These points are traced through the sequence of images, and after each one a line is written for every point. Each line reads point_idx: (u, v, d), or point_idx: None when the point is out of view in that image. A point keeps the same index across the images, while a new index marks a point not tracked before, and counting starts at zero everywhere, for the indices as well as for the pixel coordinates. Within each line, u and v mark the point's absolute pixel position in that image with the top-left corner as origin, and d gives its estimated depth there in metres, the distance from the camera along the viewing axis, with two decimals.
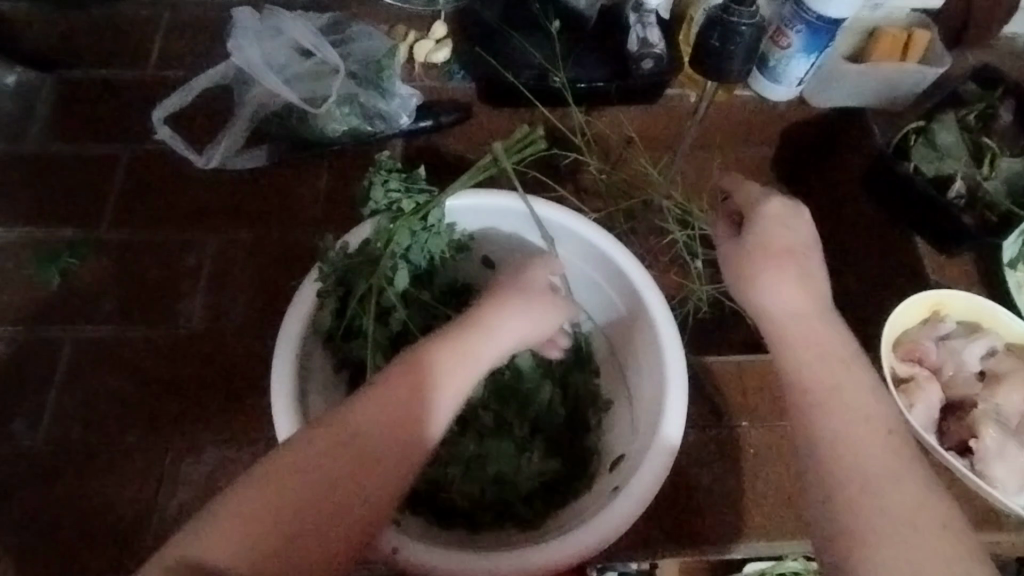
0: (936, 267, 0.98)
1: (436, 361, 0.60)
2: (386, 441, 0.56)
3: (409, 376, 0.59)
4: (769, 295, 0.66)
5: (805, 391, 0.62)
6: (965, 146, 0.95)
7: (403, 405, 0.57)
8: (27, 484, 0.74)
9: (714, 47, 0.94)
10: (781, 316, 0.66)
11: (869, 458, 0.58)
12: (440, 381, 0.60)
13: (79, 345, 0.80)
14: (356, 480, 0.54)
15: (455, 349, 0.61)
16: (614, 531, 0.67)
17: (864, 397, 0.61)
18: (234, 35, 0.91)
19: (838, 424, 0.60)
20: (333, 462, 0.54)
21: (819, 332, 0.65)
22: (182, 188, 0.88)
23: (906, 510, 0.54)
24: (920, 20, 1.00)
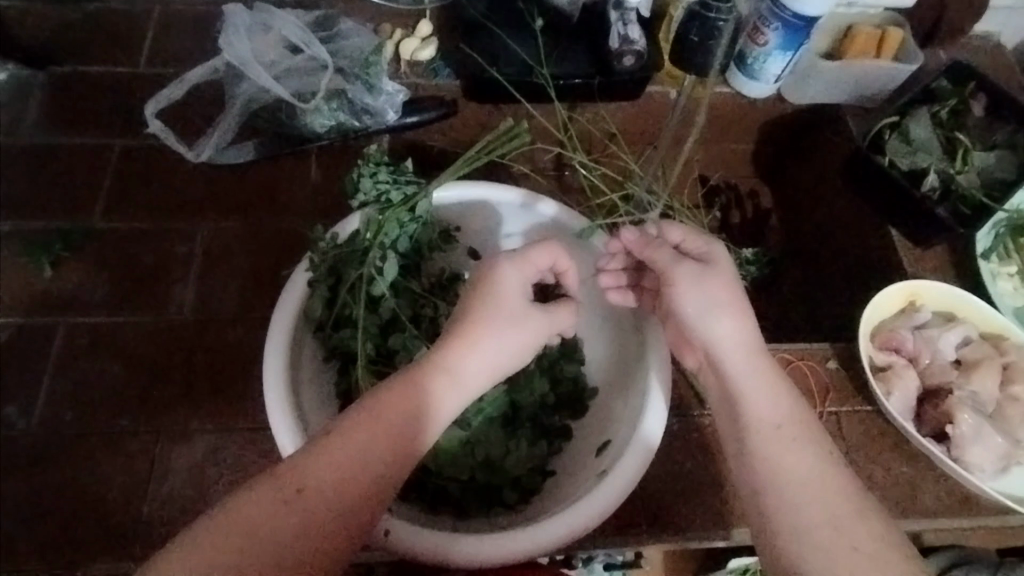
0: (912, 259, 0.97)
1: (410, 401, 0.59)
2: (373, 475, 0.56)
3: (386, 413, 0.58)
4: (710, 335, 0.66)
5: (756, 423, 0.63)
6: (937, 141, 0.98)
7: (389, 440, 0.57)
8: (19, 471, 0.77)
9: (693, 41, 1.00)
10: (729, 354, 0.65)
11: (810, 491, 0.59)
12: (389, 433, 0.58)
13: (75, 336, 0.84)
14: (351, 508, 0.55)
15: (427, 387, 0.61)
16: (601, 514, 0.67)
17: (809, 427, 0.63)
18: (223, 31, 0.94)
19: (781, 460, 0.60)
20: (327, 492, 0.54)
21: (760, 374, 0.64)
22: (176, 182, 0.93)
23: (839, 541, 0.56)
24: (892, 19, 1.06)
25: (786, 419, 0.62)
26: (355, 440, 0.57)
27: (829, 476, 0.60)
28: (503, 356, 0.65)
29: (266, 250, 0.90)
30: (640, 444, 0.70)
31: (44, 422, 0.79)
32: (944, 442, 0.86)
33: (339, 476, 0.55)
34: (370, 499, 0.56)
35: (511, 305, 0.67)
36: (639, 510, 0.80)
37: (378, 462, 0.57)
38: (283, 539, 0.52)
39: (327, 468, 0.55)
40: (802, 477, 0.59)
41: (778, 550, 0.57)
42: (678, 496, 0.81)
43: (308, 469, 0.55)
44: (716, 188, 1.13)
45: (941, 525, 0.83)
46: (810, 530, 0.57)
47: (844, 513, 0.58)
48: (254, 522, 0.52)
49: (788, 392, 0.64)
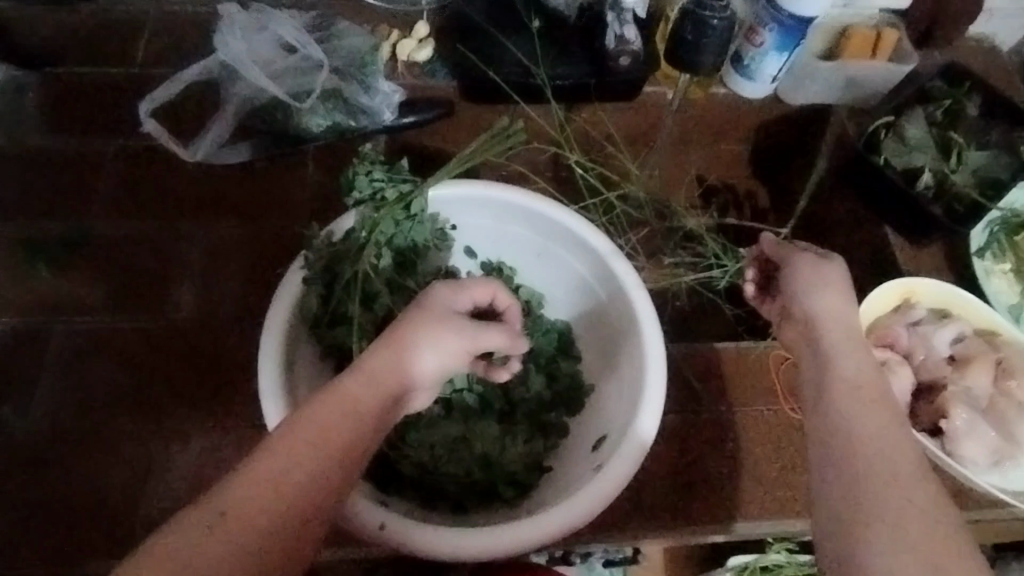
0: (907, 258, 0.98)
1: (332, 413, 0.56)
2: (303, 488, 0.52)
3: (313, 424, 0.55)
4: (809, 305, 0.68)
5: (845, 386, 0.62)
6: (932, 140, 0.98)
7: (319, 451, 0.54)
8: (16, 471, 0.77)
9: (688, 40, 0.93)
10: (823, 327, 0.67)
11: (890, 449, 0.57)
12: (303, 447, 0.54)
13: (72, 336, 0.84)
14: (267, 529, 0.50)
15: (354, 395, 0.57)
16: (597, 507, 0.67)
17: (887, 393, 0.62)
18: (221, 31, 0.95)
19: (863, 421, 0.59)
20: (263, 506, 0.50)
21: (844, 349, 0.65)
22: (173, 182, 0.93)
23: (907, 489, 0.54)
24: (887, 20, 1.07)
25: (866, 387, 0.62)
26: (285, 452, 0.53)
27: (898, 434, 0.58)
28: (434, 369, 0.63)
29: (263, 250, 0.90)
30: (634, 440, 0.70)
31: (40, 423, 0.79)
32: (939, 439, 0.86)
33: (262, 488, 0.51)
34: (297, 514, 0.51)
35: (439, 317, 0.64)
36: (635, 506, 0.80)
37: (305, 474, 0.53)
38: (216, 554, 0.47)
39: (257, 484, 0.51)
40: (872, 431, 0.58)
41: (854, 489, 0.55)
42: (675, 494, 0.81)
43: (240, 487, 0.51)
44: (709, 189, 1.08)
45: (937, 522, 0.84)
46: (883, 479, 0.55)
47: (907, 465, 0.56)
48: (247, 512, 0.50)
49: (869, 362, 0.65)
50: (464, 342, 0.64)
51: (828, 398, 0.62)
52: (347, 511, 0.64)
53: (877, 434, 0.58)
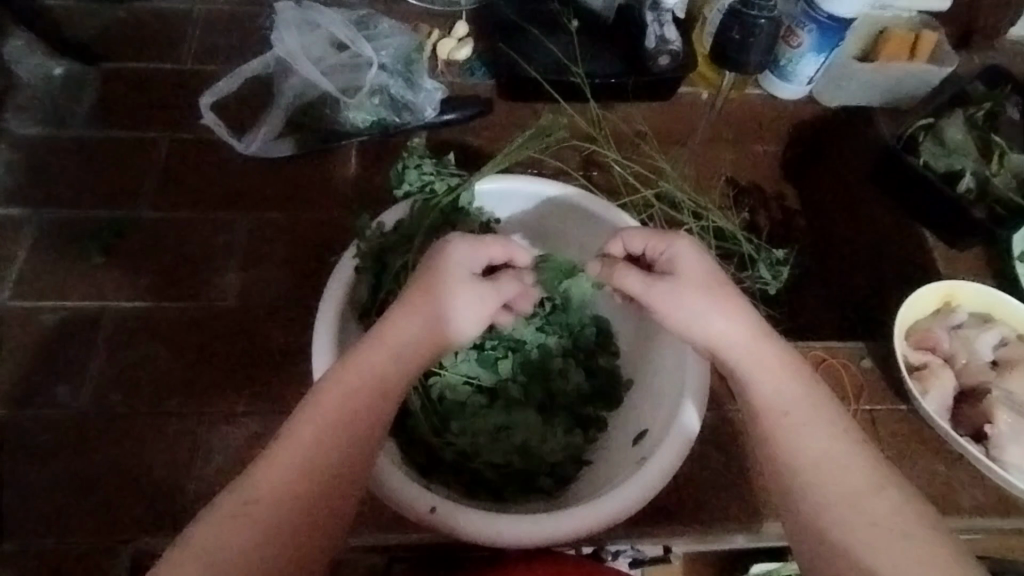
0: (946, 260, 0.97)
1: (354, 387, 0.59)
2: (323, 464, 0.56)
3: (332, 397, 0.59)
4: (696, 331, 0.65)
5: (781, 412, 0.61)
6: (973, 143, 0.97)
7: (338, 426, 0.58)
8: (66, 445, 0.78)
9: (732, 38, 0.95)
10: (727, 347, 0.64)
11: (839, 468, 0.58)
12: (325, 428, 0.57)
13: (123, 318, 0.86)
14: (290, 519, 0.54)
15: (369, 363, 0.60)
16: (647, 493, 0.67)
17: (818, 407, 0.62)
18: (278, 27, 0.99)
19: (812, 446, 0.60)
20: (289, 493, 0.55)
21: (774, 366, 0.63)
22: (221, 171, 0.96)
23: (871, 510, 0.56)
24: (926, 21, 1.08)
25: (792, 403, 0.62)
26: (306, 431, 0.57)
27: (838, 452, 0.59)
28: (472, 322, 0.64)
29: (304, 242, 0.92)
30: (679, 433, 0.70)
31: (91, 400, 0.81)
32: (983, 442, 0.85)
33: (286, 475, 0.55)
34: (324, 497, 0.56)
35: (463, 277, 0.65)
36: (674, 502, 0.80)
37: (324, 450, 0.57)
38: (244, 549, 0.52)
39: (277, 469, 0.55)
40: (806, 462, 0.59)
41: (826, 529, 0.56)
42: (714, 491, 0.81)
43: (262, 474, 0.55)
44: (743, 190, 1.05)
45: (976, 524, 0.82)
46: (832, 515, 0.57)
47: (864, 489, 0.57)
48: (261, 512, 0.53)
49: (791, 367, 0.64)
50: (488, 297, 0.66)
51: (756, 431, 0.62)
52: (398, 496, 0.65)
53: (816, 462, 0.59)
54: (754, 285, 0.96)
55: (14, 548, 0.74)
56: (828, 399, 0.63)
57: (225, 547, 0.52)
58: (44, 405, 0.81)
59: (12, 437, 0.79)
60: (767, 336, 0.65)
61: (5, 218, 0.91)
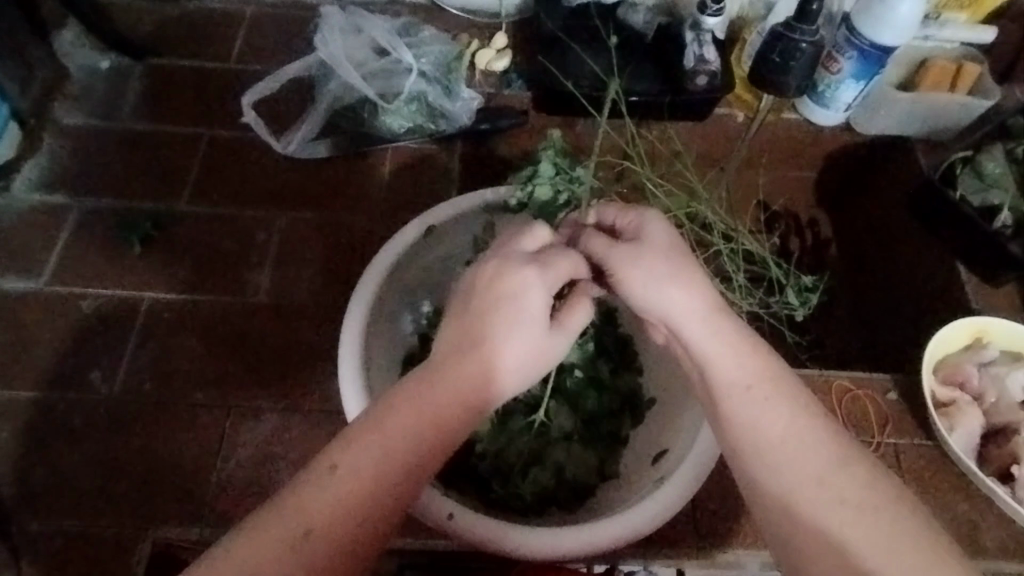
0: (976, 293, 0.94)
1: (406, 424, 0.54)
2: (369, 507, 0.51)
3: (391, 432, 0.54)
4: (657, 299, 0.61)
5: (740, 387, 0.58)
6: (1013, 177, 0.95)
7: (393, 463, 0.53)
8: (96, 429, 0.80)
9: (773, 62, 0.94)
10: (684, 318, 0.60)
11: (800, 447, 0.55)
12: (376, 456, 0.53)
13: (156, 306, 0.87)
14: (340, 540, 0.50)
15: (418, 398, 0.55)
16: (664, 512, 0.67)
17: (780, 381, 0.58)
18: (323, 33, 1.03)
19: (770, 423, 0.56)
20: (336, 534, 0.50)
21: (739, 343, 0.59)
22: (259, 168, 0.97)
23: (838, 493, 0.53)
24: (971, 54, 1.06)
25: (754, 379, 0.58)
26: (360, 462, 0.52)
27: (806, 424, 0.56)
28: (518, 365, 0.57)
29: (336, 243, 0.93)
30: (698, 455, 0.69)
31: (121, 387, 0.82)
32: (1010, 483, 0.83)
33: (334, 497, 0.51)
34: (370, 518, 0.51)
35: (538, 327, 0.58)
36: (688, 524, 0.79)
37: (372, 490, 0.52)
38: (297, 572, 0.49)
39: (325, 489, 0.51)
40: (771, 442, 0.55)
41: (794, 519, 0.53)
42: (729, 516, 0.80)
43: (311, 493, 0.51)
44: (776, 215, 1.05)
45: (1003, 568, 0.80)
46: (795, 501, 0.53)
47: (827, 470, 0.54)
48: (307, 530, 0.50)
49: (750, 343, 0.59)
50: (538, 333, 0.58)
51: (716, 411, 0.58)
52: (414, 499, 0.65)
53: (784, 439, 0.55)
54: (781, 309, 0.94)
55: (39, 529, 0.75)
56: (788, 376, 0.59)
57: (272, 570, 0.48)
58: (76, 390, 0.82)
59: (44, 419, 0.80)
60: (722, 309, 0.61)
61: (49, 206, 0.94)
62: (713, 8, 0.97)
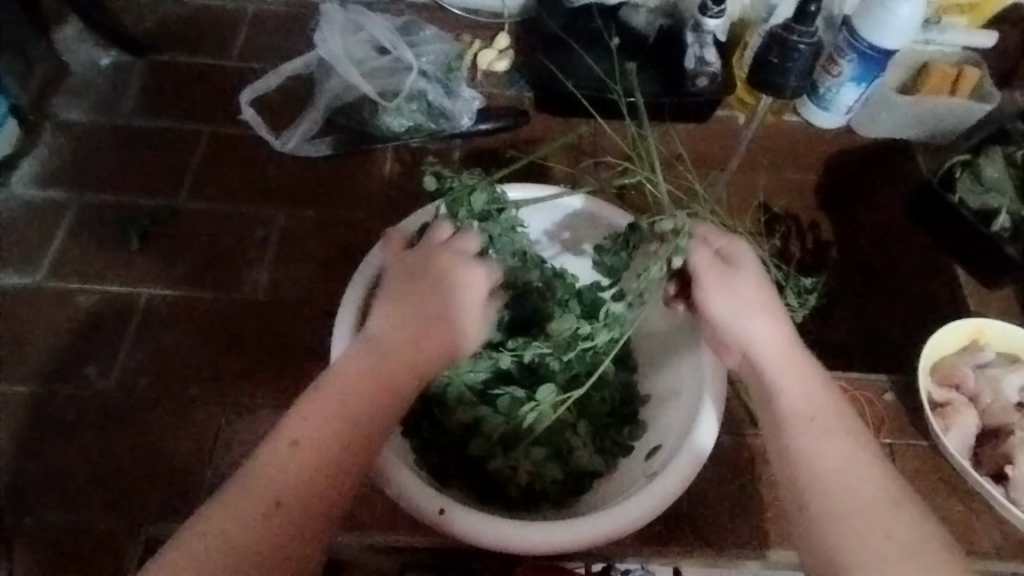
0: (975, 297, 0.99)
1: (359, 390, 0.59)
2: (329, 466, 0.56)
3: (343, 401, 0.58)
4: (738, 329, 0.64)
5: (799, 413, 0.60)
6: (1010, 181, 0.96)
7: (343, 431, 0.57)
8: (91, 424, 0.80)
9: (772, 62, 0.94)
10: (759, 347, 0.63)
11: (851, 475, 0.57)
12: (327, 424, 0.57)
13: (153, 301, 0.88)
14: (294, 514, 0.54)
15: (367, 363, 0.60)
16: (658, 505, 0.66)
17: (840, 413, 0.60)
18: (322, 29, 1.02)
19: (825, 449, 0.58)
20: (299, 494, 0.54)
21: (803, 376, 0.62)
22: (259, 164, 0.97)
23: (882, 520, 0.54)
24: (971, 58, 1.07)
25: (817, 408, 0.60)
26: (315, 433, 0.57)
27: (860, 460, 0.58)
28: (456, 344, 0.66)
29: (336, 241, 0.93)
30: (690, 454, 0.68)
31: (118, 382, 0.82)
32: (1002, 483, 0.83)
33: (290, 470, 0.55)
34: (323, 489, 0.55)
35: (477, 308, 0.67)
36: (684, 522, 0.78)
37: (333, 450, 0.56)
38: (252, 539, 0.52)
39: (282, 462, 0.55)
40: (827, 468, 0.57)
41: (835, 540, 0.54)
42: (725, 514, 0.79)
43: (271, 467, 0.55)
44: (776, 217, 1.03)
45: (992, 567, 0.81)
46: (840, 523, 0.55)
47: (876, 499, 0.55)
48: (264, 503, 0.54)
49: (815, 375, 0.62)
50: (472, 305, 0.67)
51: (778, 437, 0.60)
52: (407, 492, 0.65)
53: (839, 467, 0.57)
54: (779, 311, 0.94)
55: (34, 523, 0.75)
56: (847, 409, 0.61)
57: (228, 538, 0.52)
58: (73, 385, 0.82)
59: (39, 414, 0.80)
60: (795, 342, 0.64)
61: (46, 201, 0.93)
62: (714, 10, 0.97)
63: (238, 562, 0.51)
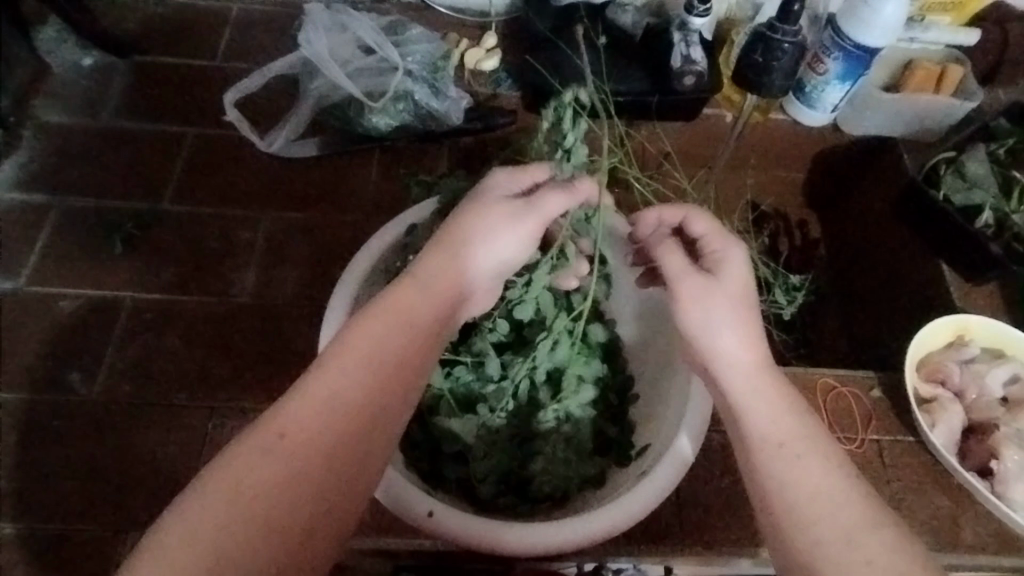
0: (959, 293, 0.95)
1: (385, 324, 0.58)
2: (350, 425, 0.54)
3: (371, 337, 0.58)
4: (713, 344, 0.62)
5: (770, 441, 0.58)
6: (993, 178, 0.96)
7: (371, 371, 0.56)
8: (75, 431, 0.79)
9: (756, 61, 0.94)
10: (727, 367, 0.61)
11: (826, 504, 0.55)
12: (353, 360, 0.56)
13: (138, 306, 0.87)
14: (312, 449, 0.53)
15: (408, 304, 0.59)
16: (645, 507, 0.67)
17: (816, 438, 0.58)
18: (306, 29, 1.01)
19: (798, 477, 0.56)
20: (317, 449, 0.53)
21: (777, 390, 0.60)
22: (245, 166, 0.97)
23: (860, 552, 0.53)
24: (954, 56, 1.07)
25: (789, 433, 0.58)
26: (339, 373, 0.55)
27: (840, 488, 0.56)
28: (480, 271, 0.63)
29: (324, 243, 0.92)
30: (675, 457, 0.68)
31: (103, 388, 0.82)
32: (988, 478, 0.84)
33: (313, 403, 0.54)
34: (344, 426, 0.54)
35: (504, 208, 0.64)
36: (675, 522, 0.78)
37: (354, 397, 0.55)
38: (270, 475, 0.51)
39: (307, 398, 0.54)
40: (801, 496, 0.55)
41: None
42: (717, 512, 0.79)
43: (294, 407, 0.54)
44: (765, 215, 1.07)
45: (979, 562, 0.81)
46: (813, 558, 0.53)
47: (853, 529, 0.54)
48: (284, 436, 0.52)
49: (787, 398, 0.60)
50: (532, 225, 0.64)
51: (748, 460, 0.58)
52: (398, 497, 0.65)
53: (812, 493, 0.56)
54: (768, 308, 0.95)
55: (19, 532, 0.74)
56: (821, 434, 0.59)
57: (247, 473, 0.51)
58: (58, 392, 0.81)
59: (23, 421, 0.79)
60: (768, 362, 0.62)
61: (27, 204, 0.92)
62: (700, 9, 0.97)
63: (255, 497, 0.50)
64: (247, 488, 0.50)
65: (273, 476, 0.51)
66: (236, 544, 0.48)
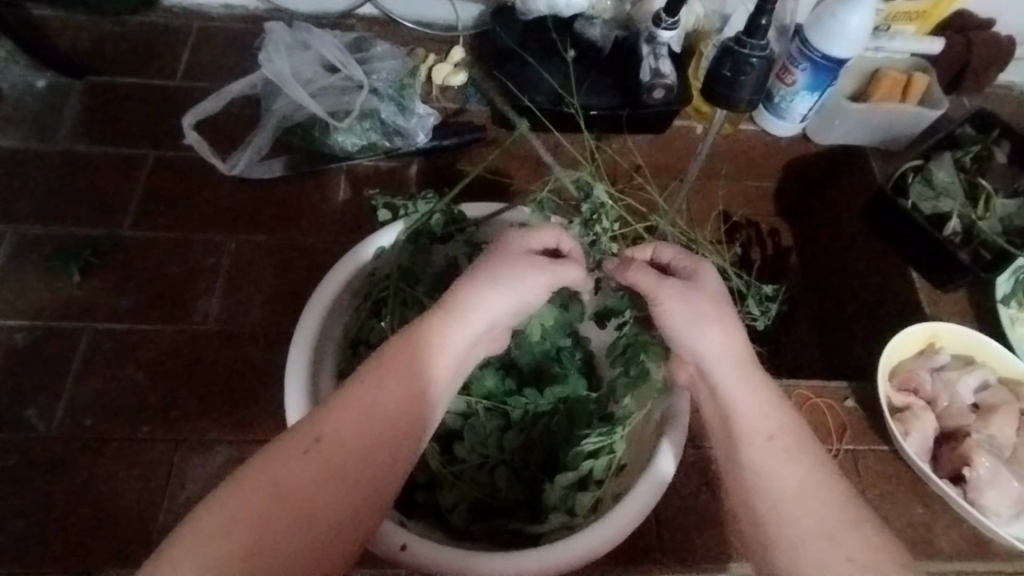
0: (931, 301, 0.96)
1: (418, 346, 0.57)
2: (383, 443, 0.53)
3: (405, 356, 0.56)
4: (695, 348, 0.63)
5: (760, 432, 0.58)
6: (960, 185, 0.95)
7: (405, 390, 0.55)
8: (33, 473, 0.76)
9: (725, 76, 0.93)
10: (719, 365, 0.62)
11: (813, 496, 0.55)
12: (388, 380, 0.55)
13: (97, 338, 0.84)
14: (349, 463, 0.52)
15: (441, 335, 0.58)
16: (628, 523, 0.65)
17: (803, 433, 0.59)
18: (266, 48, 0.99)
19: (784, 471, 0.56)
20: (350, 460, 0.52)
21: (764, 387, 0.61)
22: (207, 187, 0.94)
23: (847, 543, 0.52)
24: (919, 65, 1.08)
25: (776, 427, 0.59)
26: (375, 387, 0.54)
27: (800, 499, 0.55)
28: (507, 308, 0.62)
29: (291, 268, 0.90)
30: (653, 479, 0.67)
31: (61, 426, 0.79)
32: (961, 485, 0.84)
33: (352, 420, 0.53)
34: (378, 444, 0.53)
35: (526, 257, 0.64)
36: (653, 544, 0.77)
37: (388, 415, 0.54)
38: (308, 484, 0.50)
39: (345, 411, 0.53)
40: (790, 488, 0.55)
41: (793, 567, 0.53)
42: (694, 532, 0.78)
43: (331, 418, 0.53)
44: (736, 225, 1.11)
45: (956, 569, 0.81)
46: (796, 544, 0.53)
47: (839, 522, 0.53)
48: (320, 446, 0.52)
49: (774, 395, 0.61)
50: (551, 279, 0.64)
51: (736, 453, 0.59)
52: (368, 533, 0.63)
53: (801, 486, 0.56)
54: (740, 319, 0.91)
55: None
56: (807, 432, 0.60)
57: (280, 477, 0.50)
58: (15, 429, 0.79)
59: None
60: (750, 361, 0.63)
61: None
62: (667, 22, 0.94)
63: (284, 509, 0.49)
64: (278, 495, 0.49)
65: (307, 485, 0.50)
66: (264, 544, 0.47)
